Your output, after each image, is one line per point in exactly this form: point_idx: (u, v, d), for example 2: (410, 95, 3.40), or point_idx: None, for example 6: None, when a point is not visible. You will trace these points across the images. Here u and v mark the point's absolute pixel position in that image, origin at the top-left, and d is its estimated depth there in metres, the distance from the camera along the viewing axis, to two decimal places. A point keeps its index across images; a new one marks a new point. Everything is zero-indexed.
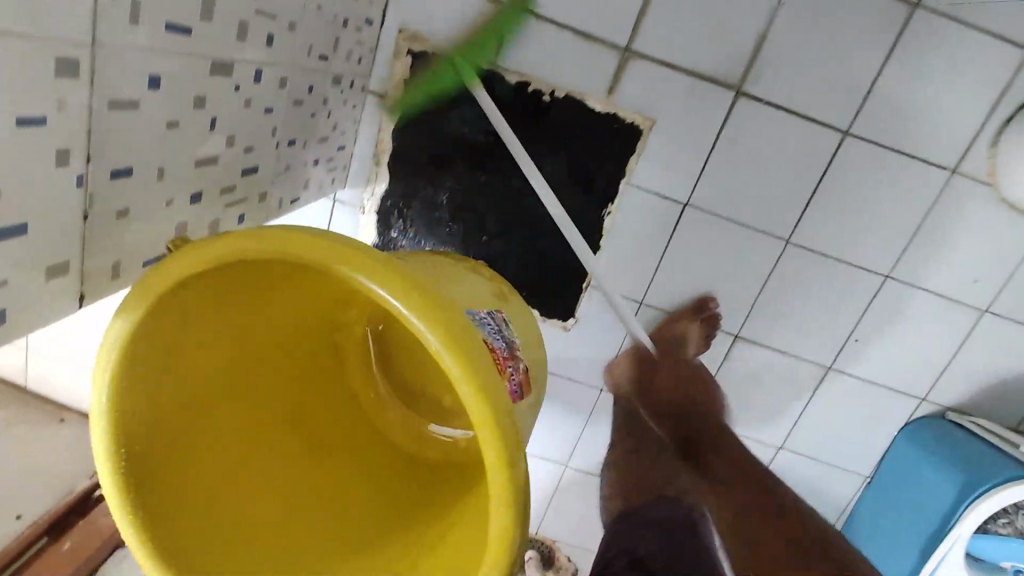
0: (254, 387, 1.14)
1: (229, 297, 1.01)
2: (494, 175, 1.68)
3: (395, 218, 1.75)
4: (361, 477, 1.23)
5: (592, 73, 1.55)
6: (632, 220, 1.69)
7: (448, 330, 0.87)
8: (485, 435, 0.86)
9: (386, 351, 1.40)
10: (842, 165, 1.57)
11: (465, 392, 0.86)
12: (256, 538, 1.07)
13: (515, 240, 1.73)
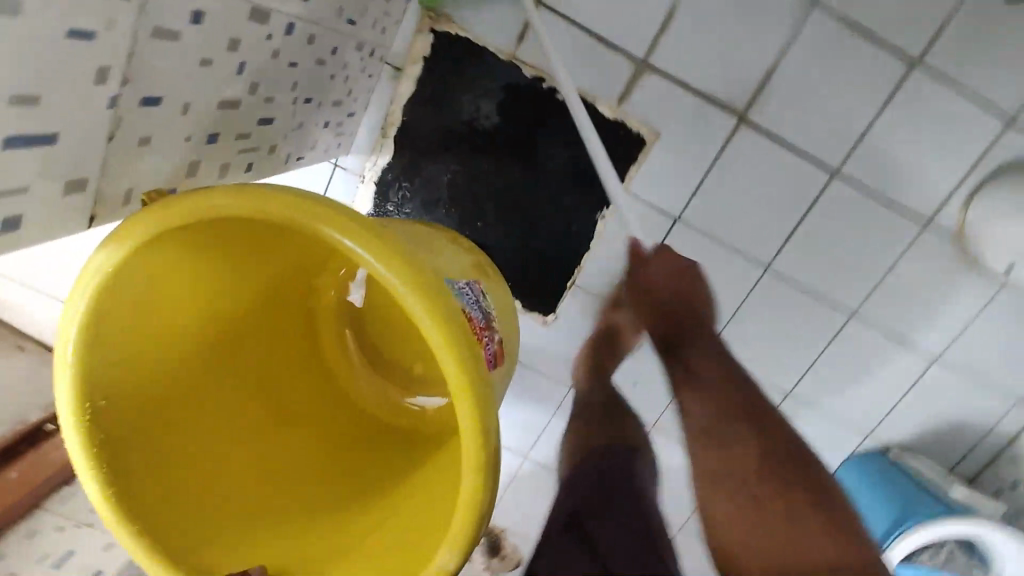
0: (226, 351, 1.13)
1: (206, 253, 0.98)
2: (498, 164, 1.68)
3: (393, 193, 1.74)
4: (327, 442, 1.22)
5: (606, 79, 1.55)
6: (619, 230, 1.73)
7: (428, 294, 0.86)
8: (463, 406, 0.86)
9: (358, 322, 1.39)
10: (830, 204, 1.63)
11: (448, 365, 0.86)
12: (221, 499, 1.06)
13: (507, 232, 1.74)
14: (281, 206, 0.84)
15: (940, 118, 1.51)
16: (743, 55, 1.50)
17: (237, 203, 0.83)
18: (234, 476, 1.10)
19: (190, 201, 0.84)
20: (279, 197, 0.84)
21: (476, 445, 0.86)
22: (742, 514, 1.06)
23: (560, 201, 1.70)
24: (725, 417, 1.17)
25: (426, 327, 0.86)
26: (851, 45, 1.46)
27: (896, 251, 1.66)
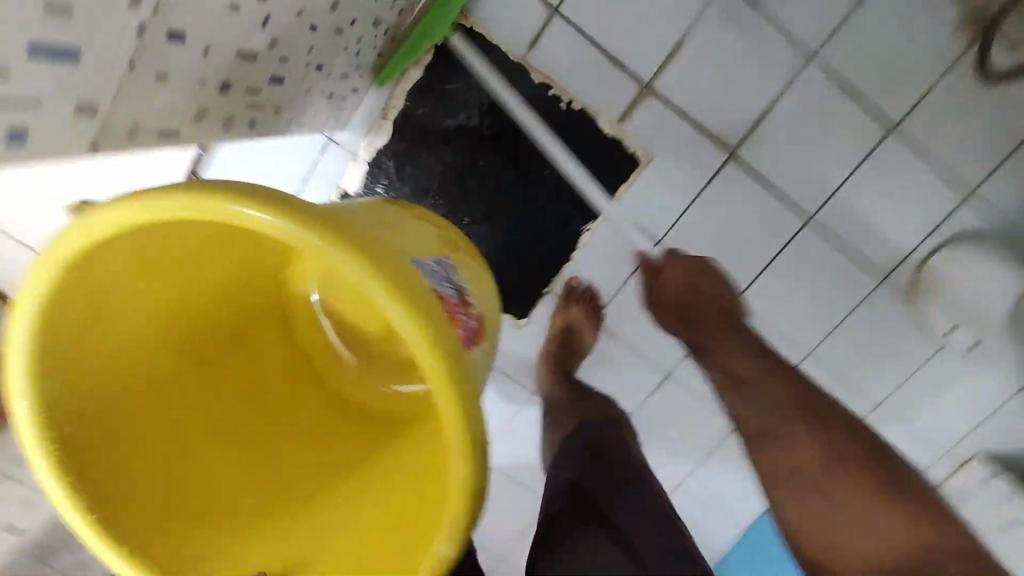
0: (181, 357, 0.99)
1: (161, 249, 0.84)
2: (491, 163, 1.56)
3: (383, 174, 1.63)
4: (320, 435, 1.09)
5: (607, 99, 1.45)
6: (607, 246, 1.64)
7: (385, 281, 0.77)
8: (445, 400, 0.78)
9: (343, 312, 1.15)
10: (820, 245, 1.53)
11: (422, 359, 0.77)
12: (229, 509, 0.97)
13: (492, 234, 1.64)
14: (221, 211, 0.73)
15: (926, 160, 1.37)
16: (751, 86, 1.37)
17: (177, 208, 0.72)
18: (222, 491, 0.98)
19: (120, 210, 0.72)
20: (214, 192, 0.73)
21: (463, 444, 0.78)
22: (811, 502, 1.24)
23: (553, 207, 1.59)
24: (796, 415, 1.30)
25: (393, 317, 0.76)
26: (859, 109, 1.34)
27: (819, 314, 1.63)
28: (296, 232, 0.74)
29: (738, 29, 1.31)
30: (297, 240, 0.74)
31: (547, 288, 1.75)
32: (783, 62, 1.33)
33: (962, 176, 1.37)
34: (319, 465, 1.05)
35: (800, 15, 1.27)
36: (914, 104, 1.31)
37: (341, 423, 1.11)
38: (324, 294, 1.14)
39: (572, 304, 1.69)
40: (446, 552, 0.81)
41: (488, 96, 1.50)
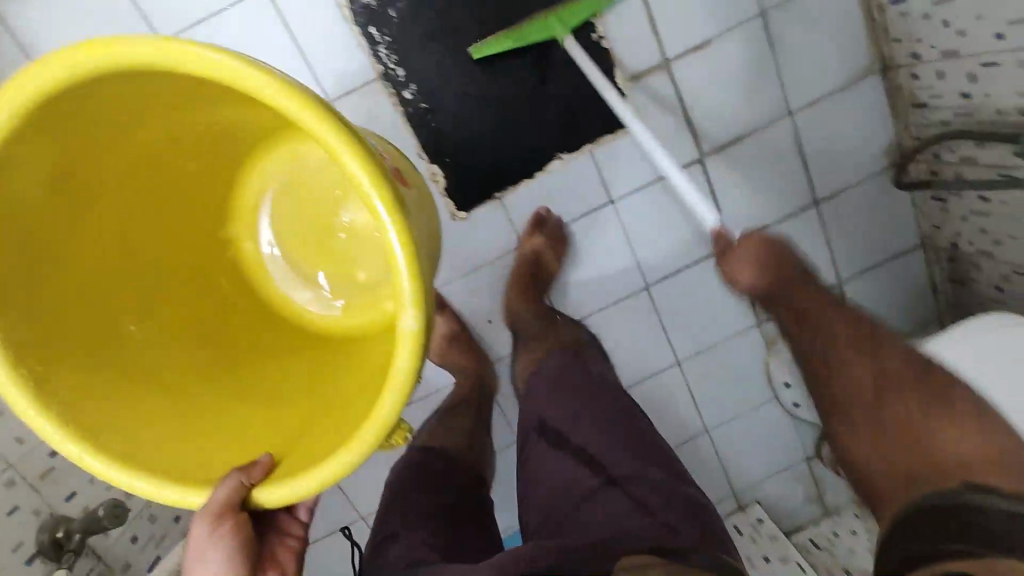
0: (176, 274, 0.63)
1: (157, 114, 0.53)
2: (525, 52, 0.78)
3: (376, 35, 0.76)
4: (312, 361, 0.68)
5: (632, 30, 0.80)
6: (589, 185, 0.86)
7: (323, 104, 0.47)
8: (384, 218, 0.48)
9: (300, 243, 0.71)
10: (669, 214, 0.88)
11: (346, 166, 0.47)
12: (160, 436, 0.55)
13: (465, 184, 0.83)
14: (189, 57, 0.44)
15: (855, 222, 0.92)
16: (782, 101, 0.85)
17: (137, 50, 0.43)
18: (211, 403, 0.60)
19: (63, 59, 0.43)
20: (171, 39, 0.44)
21: (412, 265, 0.49)
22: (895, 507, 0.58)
23: (550, 118, 0.81)
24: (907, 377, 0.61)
25: (307, 119, 0.46)
26: (804, 170, 0.89)
27: (701, 428, 1.02)
28: (259, 76, 0.45)
29: (742, 87, 0.84)
30: (221, 68, 0.45)
31: (496, 194, 0.85)
32: (860, 58, 0.84)
33: (848, 254, 0.94)
34: (286, 385, 0.64)
35: (801, 58, 0.83)
36: (866, 201, 0.91)
37: (318, 351, 0.69)
38: (279, 214, 0.70)
39: (534, 234, 0.85)
40: (413, 328, 0.50)
41: (520, 32, 0.77)
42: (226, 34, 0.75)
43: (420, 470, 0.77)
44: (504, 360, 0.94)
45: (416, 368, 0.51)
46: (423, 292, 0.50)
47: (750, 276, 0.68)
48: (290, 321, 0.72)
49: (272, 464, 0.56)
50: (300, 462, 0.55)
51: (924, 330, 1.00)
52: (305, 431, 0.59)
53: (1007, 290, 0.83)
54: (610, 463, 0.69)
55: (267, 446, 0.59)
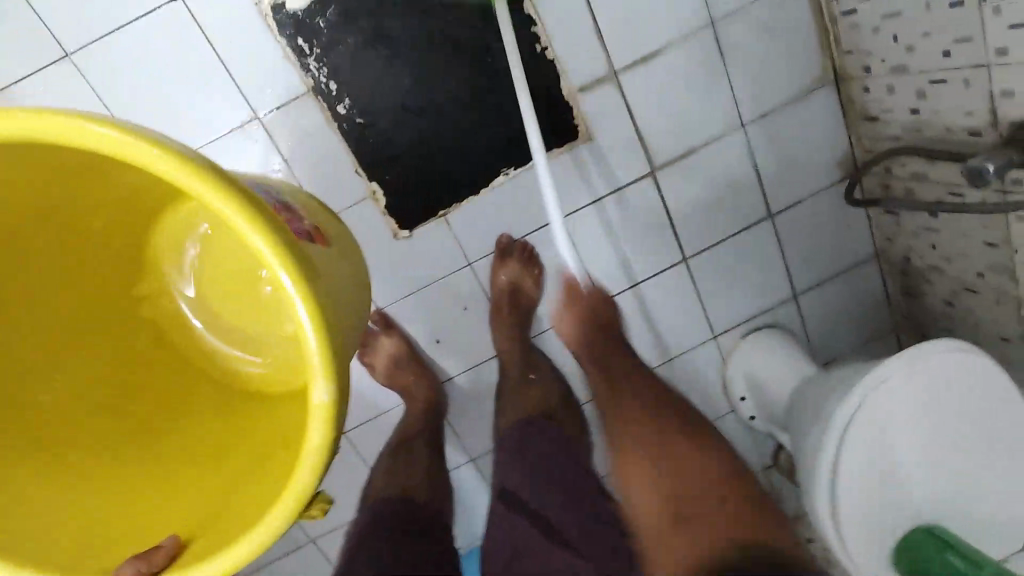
0: (82, 340, 0.62)
1: (47, 189, 0.53)
2: (465, 65, 0.74)
3: (304, 45, 0.72)
4: (234, 424, 0.66)
5: (579, 41, 0.77)
6: (537, 200, 0.83)
7: (214, 170, 0.48)
8: (289, 289, 0.49)
9: (222, 300, 0.70)
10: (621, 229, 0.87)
11: (250, 241, 0.48)
12: (64, 521, 0.55)
13: (407, 200, 0.80)
14: (66, 128, 0.43)
15: (811, 235, 0.91)
16: (734, 113, 0.82)
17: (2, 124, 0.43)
18: (117, 478, 0.59)
19: None
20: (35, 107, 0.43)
21: (319, 333, 0.50)
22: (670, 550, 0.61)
23: (493, 132, 0.78)
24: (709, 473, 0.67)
25: (206, 196, 0.47)
26: (759, 183, 0.87)
27: None
28: (141, 146, 0.45)
29: (693, 99, 0.81)
30: (110, 142, 0.44)
31: (442, 211, 0.81)
32: (813, 69, 0.81)
33: (803, 268, 0.92)
34: (200, 450, 0.63)
35: (752, 69, 0.80)
36: (820, 214, 0.90)
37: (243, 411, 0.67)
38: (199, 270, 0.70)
39: (504, 263, 0.84)
40: (325, 401, 0.51)
41: (460, 43, 0.73)
42: (142, 45, 0.71)
43: (383, 513, 0.70)
44: (455, 379, 0.91)
45: (330, 437, 0.51)
46: (334, 360, 0.51)
47: (569, 329, 0.80)
48: (212, 379, 0.70)
49: (178, 547, 0.55)
50: (208, 544, 0.54)
51: (880, 342, 0.99)
52: (218, 510, 0.58)
53: (957, 304, 0.82)
54: (568, 532, 0.67)
55: (177, 524, 0.58)
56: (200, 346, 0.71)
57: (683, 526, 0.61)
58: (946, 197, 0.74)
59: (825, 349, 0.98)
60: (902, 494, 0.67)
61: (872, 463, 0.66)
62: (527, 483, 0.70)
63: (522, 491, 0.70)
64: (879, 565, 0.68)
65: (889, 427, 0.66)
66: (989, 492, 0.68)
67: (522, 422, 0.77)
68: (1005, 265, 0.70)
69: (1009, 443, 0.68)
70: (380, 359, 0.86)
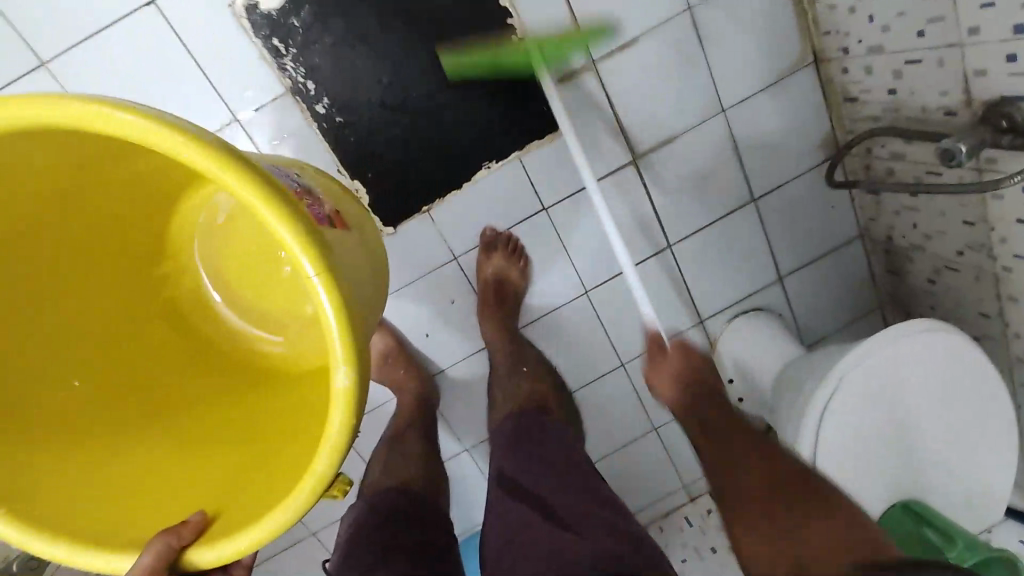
0: (111, 322, 0.62)
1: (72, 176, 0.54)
2: (442, 60, 0.74)
3: (280, 45, 0.71)
4: (257, 402, 0.65)
5: (556, 31, 0.76)
6: (519, 194, 0.83)
7: (241, 159, 0.48)
8: (313, 278, 0.49)
9: (242, 282, 0.70)
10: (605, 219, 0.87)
11: (275, 229, 0.49)
12: (97, 495, 0.56)
13: (391, 197, 0.80)
14: (100, 117, 0.45)
15: (795, 218, 0.91)
16: (714, 98, 0.82)
17: (42, 115, 0.44)
18: (147, 456, 0.59)
19: None
20: (67, 97, 0.44)
21: (343, 322, 0.50)
22: None
23: (473, 126, 0.78)
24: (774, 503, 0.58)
25: (234, 185, 0.48)
26: (741, 168, 0.87)
27: (649, 429, 1.02)
28: (172, 137, 0.46)
29: (672, 86, 0.81)
30: (140, 130, 0.45)
31: (427, 207, 0.82)
32: (792, 51, 0.81)
33: (787, 251, 0.93)
34: (226, 427, 0.63)
35: (731, 54, 0.80)
36: (803, 196, 0.90)
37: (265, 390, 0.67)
38: (218, 251, 0.70)
39: (489, 256, 0.85)
40: (346, 386, 0.51)
41: (436, 38, 0.73)
42: (117, 49, 0.71)
43: (381, 503, 0.71)
44: (446, 371, 0.92)
45: (351, 423, 0.51)
46: (355, 348, 0.51)
47: (669, 385, 0.76)
48: (234, 359, 0.70)
49: (206, 521, 0.56)
50: (234, 518, 0.55)
51: (866, 320, 1.00)
52: (242, 486, 0.58)
53: (938, 282, 0.83)
54: (558, 506, 0.61)
55: (203, 499, 0.58)
56: (221, 326, 0.71)
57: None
58: (925, 177, 0.74)
59: (812, 329, 0.99)
60: (882, 471, 0.69)
61: (851, 441, 0.68)
62: (525, 463, 0.67)
63: (521, 478, 0.65)
64: None
65: (866, 406, 0.68)
66: (965, 465, 0.70)
67: (511, 409, 0.77)
68: (982, 243, 0.71)
69: (985, 417, 0.69)
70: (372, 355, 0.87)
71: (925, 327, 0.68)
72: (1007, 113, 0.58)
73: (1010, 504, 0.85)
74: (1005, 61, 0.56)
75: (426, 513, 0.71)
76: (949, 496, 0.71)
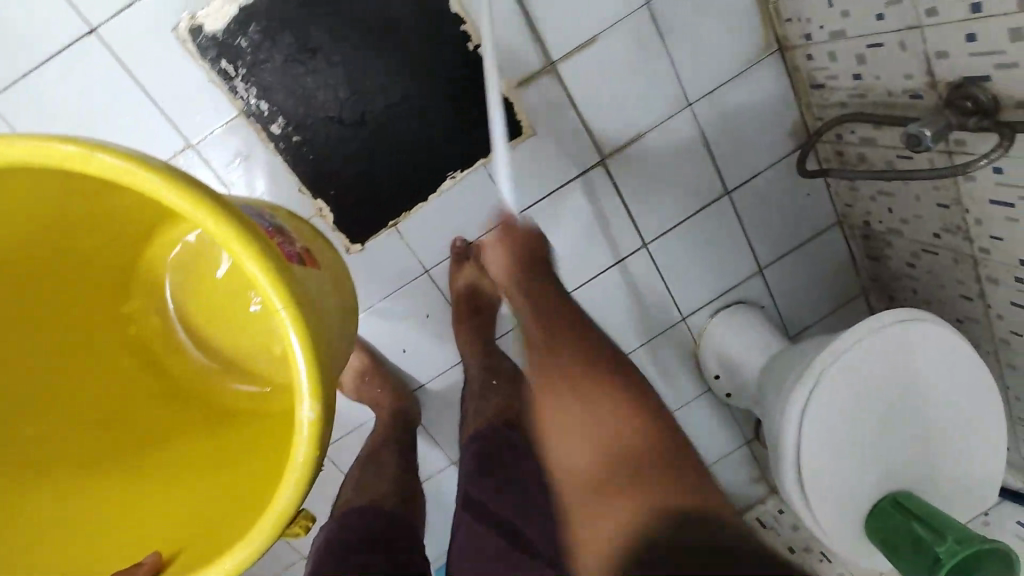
0: (81, 360, 0.60)
1: (42, 214, 0.52)
2: (398, 71, 0.72)
3: (230, 67, 0.70)
4: (221, 441, 0.64)
5: (512, 35, 0.75)
6: (486, 202, 0.81)
7: (215, 197, 0.47)
8: (281, 313, 0.48)
9: (209, 320, 0.69)
10: (578, 222, 0.86)
11: (245, 265, 0.47)
12: (55, 534, 0.54)
13: (355, 214, 0.79)
14: (63, 154, 0.43)
15: (771, 208, 0.90)
16: (680, 93, 0.81)
17: (24, 154, 0.43)
18: (108, 494, 0.57)
19: None
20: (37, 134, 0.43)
21: (311, 359, 0.49)
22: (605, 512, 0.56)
23: (434, 135, 0.76)
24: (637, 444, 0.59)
25: (205, 223, 0.46)
26: (712, 162, 0.85)
27: None
28: (146, 175, 0.44)
29: (636, 83, 0.79)
30: (116, 171, 0.44)
31: (393, 221, 0.80)
32: (755, 40, 0.80)
33: (765, 242, 0.92)
34: (192, 465, 0.61)
35: (692, 47, 0.79)
36: (777, 186, 0.88)
37: (231, 429, 0.65)
38: (185, 290, 0.68)
39: (461, 267, 0.83)
40: (311, 418, 0.49)
41: (389, 49, 0.71)
42: (62, 81, 0.69)
43: (353, 522, 0.69)
44: (426, 386, 0.91)
45: (315, 457, 0.50)
46: (323, 383, 0.50)
47: (501, 269, 0.78)
48: (199, 398, 0.68)
49: (162, 562, 0.54)
50: (190, 557, 0.53)
51: (850, 306, 0.99)
52: (202, 525, 0.56)
53: (918, 265, 0.82)
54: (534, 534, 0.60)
55: (162, 539, 0.56)
56: (189, 364, 0.69)
57: (608, 474, 0.57)
58: (896, 161, 0.73)
59: (796, 320, 0.98)
60: (866, 462, 0.68)
61: (833, 434, 0.66)
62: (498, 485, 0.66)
63: (493, 506, 0.64)
64: (849, 531, 0.69)
65: (849, 398, 0.66)
66: (953, 450, 0.69)
67: (485, 422, 0.75)
68: (958, 226, 0.69)
69: (971, 401, 0.68)
70: (349, 375, 0.85)
71: (904, 320, 0.66)
72: (971, 94, 0.56)
73: (1005, 486, 0.83)
74: (965, 41, 0.55)
75: (405, 534, 0.70)
76: (938, 483, 0.69)
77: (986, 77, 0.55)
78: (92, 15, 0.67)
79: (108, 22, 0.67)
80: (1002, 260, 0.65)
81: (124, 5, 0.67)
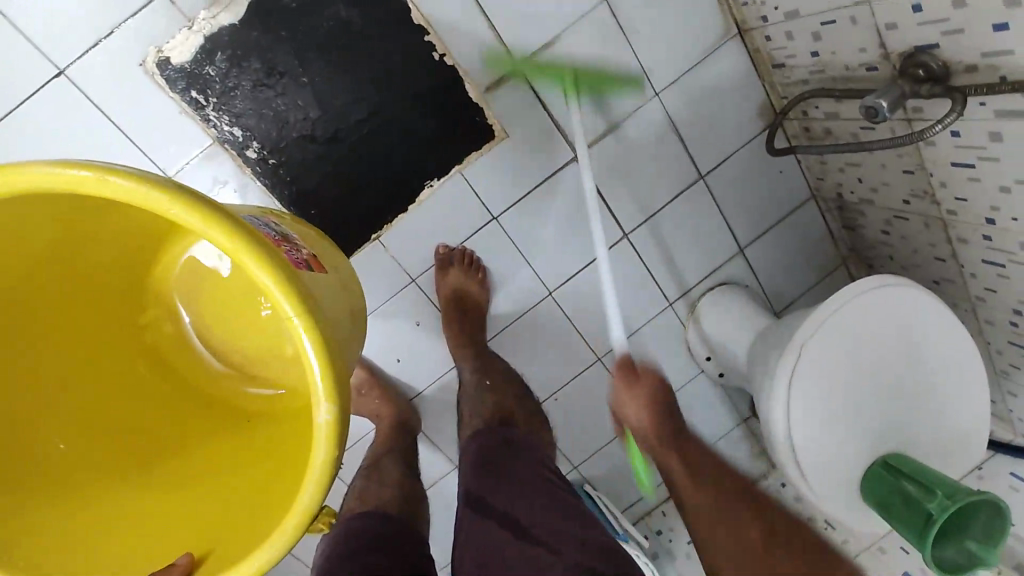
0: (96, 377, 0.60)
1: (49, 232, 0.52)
2: (366, 87, 0.73)
3: (201, 97, 0.71)
4: (241, 445, 0.63)
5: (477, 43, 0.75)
6: (466, 207, 0.83)
7: (223, 212, 0.48)
8: (294, 321, 0.48)
9: (220, 330, 0.68)
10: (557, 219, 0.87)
11: (257, 276, 0.48)
12: (85, 537, 0.54)
13: (337, 232, 0.80)
14: (69, 176, 0.44)
15: (744, 189, 0.91)
16: (645, 84, 0.82)
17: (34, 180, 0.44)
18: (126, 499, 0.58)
19: None
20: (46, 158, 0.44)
21: (325, 364, 0.49)
22: None
23: (407, 147, 0.77)
24: None
25: (214, 236, 0.47)
26: (684, 149, 0.87)
27: None
28: (153, 193, 0.45)
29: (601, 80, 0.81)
30: (125, 191, 0.45)
31: (375, 234, 0.81)
32: (714, 27, 0.81)
33: (742, 222, 0.93)
34: (214, 469, 0.61)
35: (654, 38, 0.80)
36: (748, 167, 0.90)
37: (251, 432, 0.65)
38: (194, 301, 0.67)
39: (445, 273, 0.84)
40: (329, 421, 0.50)
41: (354, 66, 0.72)
42: (38, 123, 0.70)
43: (357, 531, 0.70)
44: (424, 393, 0.92)
45: (336, 457, 0.50)
46: (338, 385, 0.50)
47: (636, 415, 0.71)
48: (213, 403, 0.67)
49: (194, 562, 0.54)
50: (218, 559, 0.53)
51: (831, 277, 1.01)
52: (226, 527, 0.56)
53: (892, 231, 0.84)
54: (534, 523, 0.61)
55: (188, 542, 0.56)
56: (204, 371, 0.69)
57: None
58: (860, 132, 0.75)
59: (780, 294, 1.00)
60: (854, 426, 0.69)
61: (821, 403, 0.68)
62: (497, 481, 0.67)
63: (493, 501, 0.65)
64: (842, 494, 0.71)
65: (833, 366, 0.68)
66: (937, 408, 0.70)
67: (483, 424, 0.76)
68: (924, 190, 0.71)
69: (948, 359, 0.69)
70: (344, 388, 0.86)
71: (882, 283, 0.68)
72: (922, 62, 0.58)
73: (994, 438, 0.85)
74: (911, 11, 0.56)
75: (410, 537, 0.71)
76: (928, 442, 0.71)
77: (935, 45, 0.57)
78: (61, 57, 0.67)
79: (75, 60, 0.68)
80: (968, 219, 0.67)
81: (92, 44, 0.67)
